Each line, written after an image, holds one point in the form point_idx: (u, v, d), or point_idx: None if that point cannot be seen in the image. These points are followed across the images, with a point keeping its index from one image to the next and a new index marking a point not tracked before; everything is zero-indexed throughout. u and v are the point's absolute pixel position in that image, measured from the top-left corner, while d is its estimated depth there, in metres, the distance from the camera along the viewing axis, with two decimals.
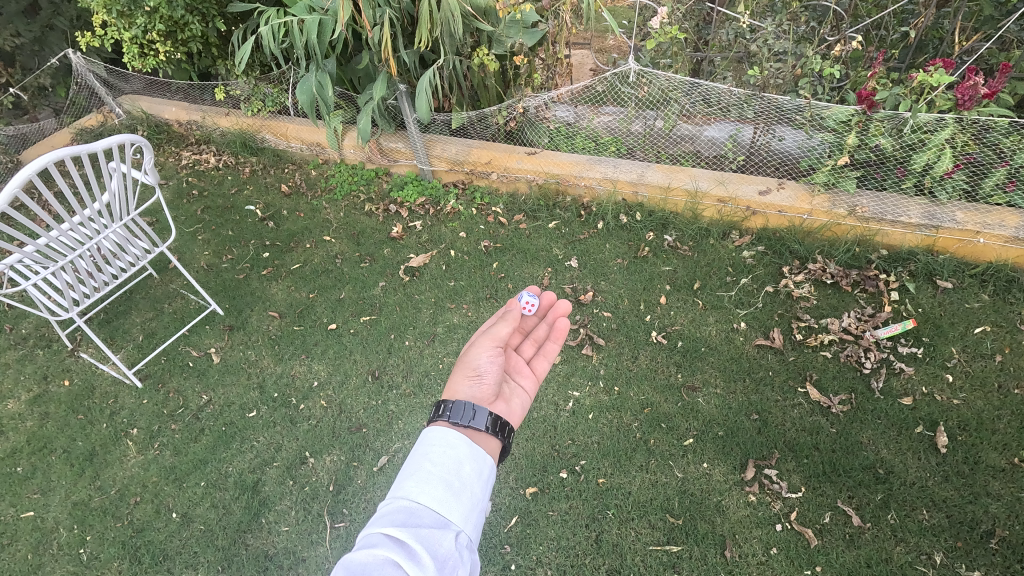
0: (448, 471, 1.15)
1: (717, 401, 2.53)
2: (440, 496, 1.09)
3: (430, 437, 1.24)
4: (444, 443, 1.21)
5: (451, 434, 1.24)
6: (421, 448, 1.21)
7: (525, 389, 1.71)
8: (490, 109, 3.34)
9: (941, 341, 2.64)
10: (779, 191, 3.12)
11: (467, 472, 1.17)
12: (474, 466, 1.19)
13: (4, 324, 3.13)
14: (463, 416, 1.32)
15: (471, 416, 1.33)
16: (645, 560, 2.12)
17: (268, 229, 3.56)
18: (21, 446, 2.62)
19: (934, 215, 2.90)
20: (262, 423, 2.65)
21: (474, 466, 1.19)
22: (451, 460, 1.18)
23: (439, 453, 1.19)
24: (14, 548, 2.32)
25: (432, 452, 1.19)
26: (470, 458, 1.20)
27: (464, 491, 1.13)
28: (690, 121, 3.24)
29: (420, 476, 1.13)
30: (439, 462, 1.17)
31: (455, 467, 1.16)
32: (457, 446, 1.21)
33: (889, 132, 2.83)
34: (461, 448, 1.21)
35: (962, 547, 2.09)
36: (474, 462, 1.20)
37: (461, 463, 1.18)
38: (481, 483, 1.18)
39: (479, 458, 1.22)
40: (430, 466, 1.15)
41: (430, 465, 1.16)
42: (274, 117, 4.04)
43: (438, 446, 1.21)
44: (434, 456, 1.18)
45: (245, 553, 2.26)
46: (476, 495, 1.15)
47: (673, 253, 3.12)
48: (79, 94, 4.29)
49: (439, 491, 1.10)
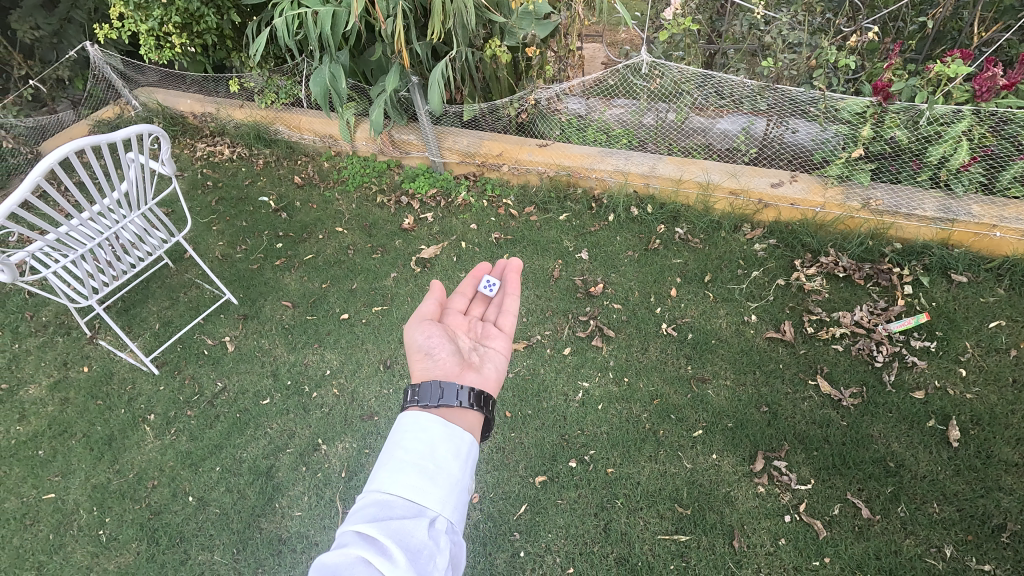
0: (422, 456, 1.14)
1: (726, 393, 2.53)
2: (414, 482, 1.08)
3: (401, 424, 1.22)
4: (417, 428, 1.20)
5: (425, 417, 1.23)
6: (395, 437, 1.20)
7: (496, 350, 1.72)
8: (501, 101, 3.34)
9: (955, 335, 2.62)
10: (792, 184, 3.11)
11: (443, 454, 1.16)
12: (450, 447, 1.18)
13: (25, 311, 3.20)
14: (433, 396, 1.33)
15: (440, 395, 1.34)
16: (653, 548, 2.13)
17: (281, 220, 3.60)
18: (42, 430, 2.69)
19: (950, 208, 2.88)
20: (276, 410, 2.70)
21: (449, 447, 1.18)
22: (426, 444, 1.16)
23: (411, 439, 1.17)
24: (36, 528, 2.38)
25: (405, 439, 1.18)
26: (446, 440, 1.19)
27: (440, 474, 1.12)
28: (702, 114, 3.25)
29: (394, 466, 1.11)
30: (413, 448, 1.15)
31: (429, 451, 1.15)
32: (431, 429, 1.20)
33: (905, 124, 2.80)
34: (435, 430, 1.20)
35: (972, 541, 2.08)
36: (450, 443, 1.19)
37: (435, 446, 1.17)
38: (459, 464, 1.17)
39: (455, 438, 1.21)
40: (403, 454, 1.14)
41: (404, 453, 1.14)
42: (287, 110, 4.08)
43: (411, 432, 1.20)
44: (406, 444, 1.17)
45: (259, 536, 2.31)
46: (454, 476, 1.13)
47: (684, 245, 3.11)
48: (97, 86, 4.35)
49: (414, 478, 1.09)
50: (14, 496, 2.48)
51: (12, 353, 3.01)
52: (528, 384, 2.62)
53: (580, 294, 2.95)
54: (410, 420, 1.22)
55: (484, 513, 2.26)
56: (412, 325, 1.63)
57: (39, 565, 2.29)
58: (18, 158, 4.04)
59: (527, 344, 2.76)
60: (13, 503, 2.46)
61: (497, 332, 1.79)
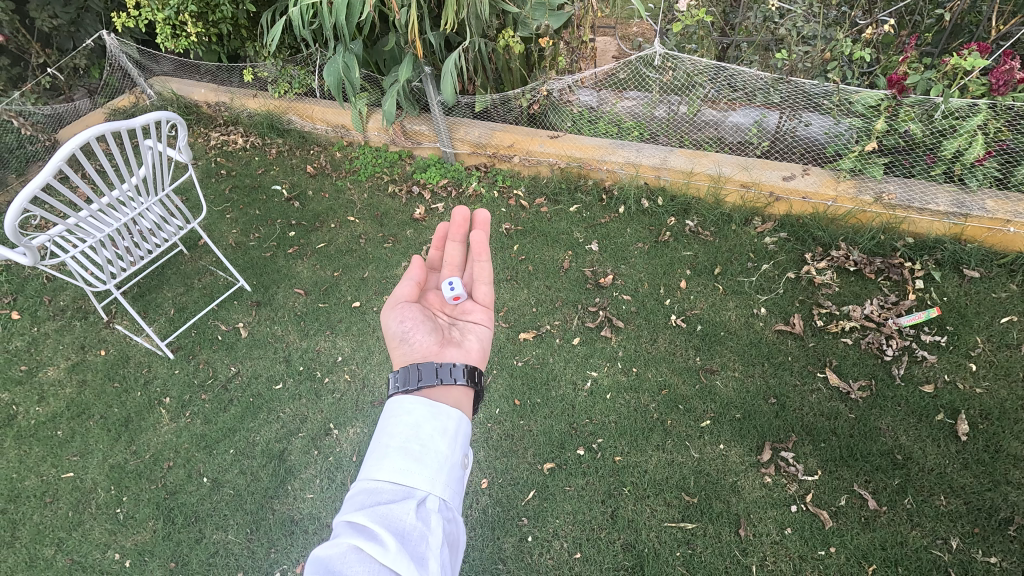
0: (407, 438, 1.13)
1: (735, 384, 2.55)
2: (401, 466, 1.07)
3: (387, 410, 1.21)
4: (402, 411, 1.19)
5: (409, 400, 1.22)
6: (380, 424, 1.18)
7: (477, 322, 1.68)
8: (512, 92, 3.33)
9: (966, 330, 2.61)
10: (804, 177, 3.11)
11: (429, 433, 1.15)
12: (436, 425, 1.17)
13: (43, 296, 3.26)
14: (411, 379, 1.32)
15: (419, 377, 1.33)
16: (660, 535, 2.16)
17: (294, 208, 3.64)
18: (61, 411, 2.75)
19: (963, 203, 2.87)
20: (288, 395, 2.74)
21: (435, 425, 1.16)
22: (411, 426, 1.15)
23: (395, 424, 1.16)
24: (56, 505, 2.44)
25: (390, 424, 1.16)
26: (430, 419, 1.18)
27: (427, 455, 1.10)
28: (715, 107, 3.22)
29: (380, 453, 1.10)
30: (398, 433, 1.14)
31: (414, 432, 1.14)
32: (415, 411, 1.19)
33: (920, 117, 2.78)
34: (419, 411, 1.19)
35: (979, 533, 2.09)
36: (436, 421, 1.18)
37: (420, 426, 1.16)
38: (447, 440, 1.16)
39: (440, 416, 1.19)
40: (389, 439, 1.12)
41: (390, 439, 1.13)
42: (300, 99, 4.11)
43: (395, 416, 1.18)
44: (391, 429, 1.15)
45: (272, 517, 2.36)
46: (442, 453, 1.12)
47: (694, 238, 3.12)
48: (114, 75, 4.39)
49: (400, 461, 1.07)
50: (34, 474, 2.54)
51: (31, 337, 3.07)
52: (536, 373, 2.65)
53: (590, 285, 2.97)
54: (395, 404, 1.21)
55: (493, 498, 2.30)
56: (386, 311, 1.57)
57: (59, 541, 2.35)
58: (36, 146, 4.09)
59: (537, 334, 2.79)
60: (34, 482, 2.52)
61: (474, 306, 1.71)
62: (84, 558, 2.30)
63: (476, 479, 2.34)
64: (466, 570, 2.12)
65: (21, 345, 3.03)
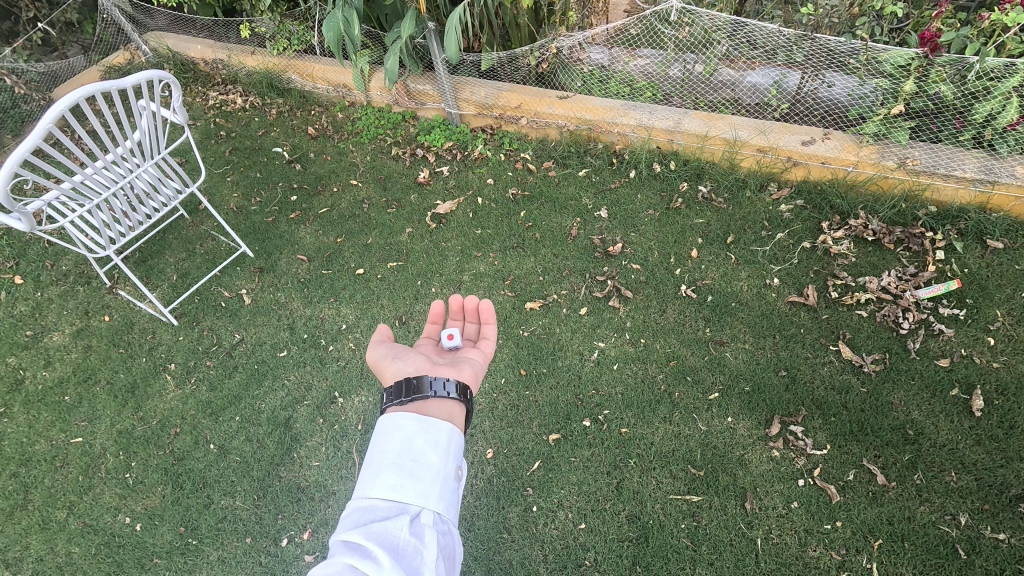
0: (398, 453, 1.11)
1: (745, 356, 2.50)
2: (393, 481, 1.06)
3: (378, 425, 1.20)
4: (391, 426, 1.18)
5: (396, 415, 1.21)
6: (371, 441, 1.17)
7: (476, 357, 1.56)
8: (520, 49, 3.16)
9: (986, 303, 2.54)
10: (824, 142, 2.97)
11: (420, 446, 1.13)
12: (428, 437, 1.16)
13: (45, 260, 3.21)
14: (403, 390, 1.27)
15: (411, 389, 1.27)
16: (665, 507, 2.16)
17: (295, 171, 3.55)
18: (67, 375, 2.75)
19: (992, 169, 2.74)
20: (293, 362, 2.73)
21: (427, 438, 1.15)
22: (402, 440, 1.14)
23: (386, 440, 1.14)
24: (66, 470, 2.47)
25: (379, 440, 1.15)
26: (422, 432, 1.16)
27: (420, 468, 1.09)
28: (732, 66, 3.06)
29: (372, 470, 1.09)
30: (389, 447, 1.13)
31: (405, 446, 1.13)
32: (406, 425, 1.18)
33: (951, 78, 2.64)
34: (410, 425, 1.18)
35: (989, 510, 2.07)
36: (427, 434, 1.17)
37: (412, 440, 1.14)
38: (440, 453, 1.14)
39: (432, 428, 1.18)
40: (380, 455, 1.11)
41: (381, 455, 1.11)
42: (300, 57, 3.96)
43: (385, 433, 1.17)
44: (382, 445, 1.14)
45: (278, 484, 2.38)
46: (436, 466, 1.11)
47: (707, 205, 3.02)
48: (107, 31, 4.23)
49: (392, 477, 1.06)
50: (44, 439, 2.56)
51: (34, 301, 3.04)
52: (543, 343, 2.61)
53: (598, 253, 2.89)
54: (383, 421, 1.20)
55: (498, 468, 2.30)
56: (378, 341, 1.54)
57: (70, 504, 2.38)
58: (31, 105, 3.97)
59: (543, 303, 2.73)
60: (44, 446, 2.54)
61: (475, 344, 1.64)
62: (95, 521, 2.34)
63: (482, 449, 2.34)
64: (471, 539, 2.14)
65: (25, 310, 3.01)
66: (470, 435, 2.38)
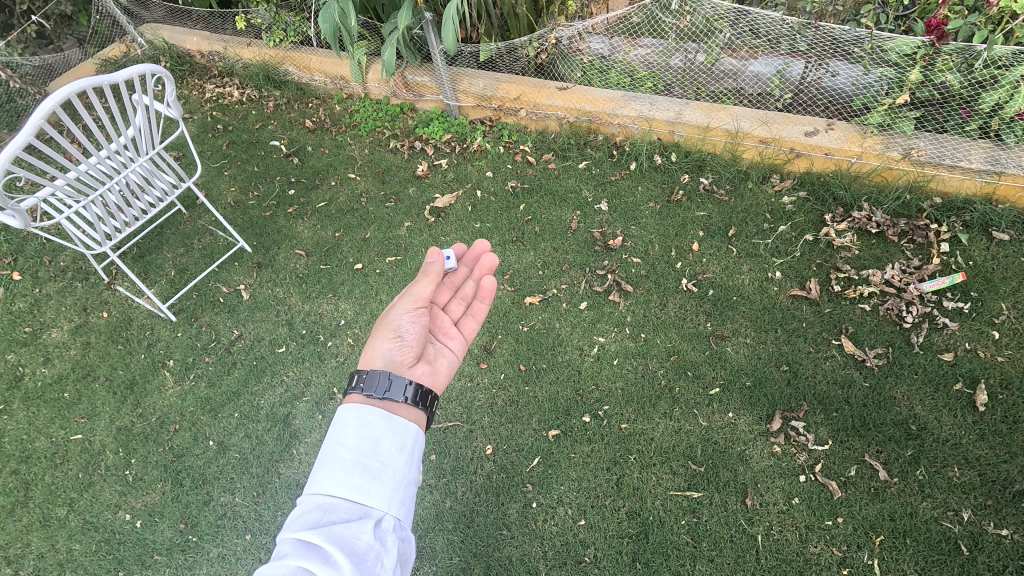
0: (365, 454, 1.18)
1: (746, 350, 2.48)
2: (359, 484, 1.13)
3: (345, 417, 1.27)
4: (358, 423, 1.25)
5: (365, 411, 1.28)
6: (336, 433, 1.23)
7: (451, 351, 1.79)
8: (519, 40, 3.10)
9: (991, 297, 2.51)
10: (828, 132, 2.92)
11: (387, 449, 1.22)
12: (394, 441, 1.24)
13: (43, 256, 3.19)
14: (378, 388, 1.36)
15: (388, 388, 1.37)
16: (665, 503, 2.15)
17: (293, 164, 3.52)
18: (66, 372, 2.74)
19: (998, 160, 2.70)
20: (292, 358, 2.71)
21: (394, 442, 1.24)
22: (368, 440, 1.22)
23: (353, 436, 1.22)
24: (66, 467, 2.47)
25: (345, 435, 1.22)
26: (390, 435, 1.25)
27: (385, 472, 1.17)
28: (734, 55, 3.01)
29: (335, 466, 1.15)
30: (354, 445, 1.20)
31: (372, 447, 1.20)
32: (375, 426, 1.26)
33: (958, 67, 2.59)
34: (378, 426, 1.26)
35: (992, 505, 2.06)
36: (393, 437, 1.25)
37: (380, 442, 1.22)
38: (404, 457, 1.23)
39: (399, 432, 1.27)
40: (346, 453, 1.18)
41: (347, 452, 1.18)
42: (296, 49, 3.90)
43: (353, 429, 1.24)
44: (348, 440, 1.21)
45: (277, 481, 2.37)
46: (399, 471, 1.19)
47: (708, 197, 2.98)
48: (102, 23, 4.18)
49: (358, 479, 1.13)
50: (44, 436, 2.56)
51: (32, 298, 3.03)
52: (543, 338, 2.59)
53: (598, 247, 2.86)
54: (350, 414, 1.27)
55: (498, 464, 2.29)
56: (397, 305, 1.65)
57: (71, 501, 2.38)
58: (27, 100, 3.93)
59: (543, 298, 2.71)
60: (44, 443, 2.54)
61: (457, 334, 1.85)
62: (96, 518, 2.34)
63: (481, 445, 2.33)
64: (470, 536, 2.14)
65: (23, 307, 3.00)
66: (470, 431, 2.37)
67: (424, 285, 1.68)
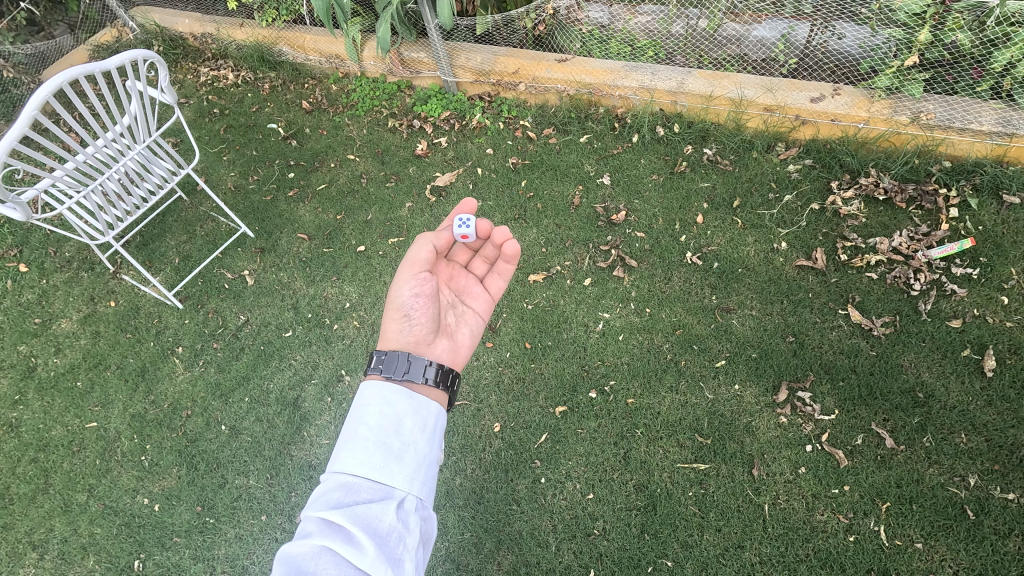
0: (388, 434, 1.20)
1: (752, 323, 2.47)
2: (381, 463, 1.14)
3: (367, 395, 1.28)
4: (381, 401, 1.26)
5: (387, 389, 1.28)
6: (358, 412, 1.24)
7: (476, 314, 1.77)
8: (516, 11, 3.02)
9: (1000, 262, 2.48)
10: (834, 98, 2.84)
11: (408, 428, 1.23)
12: (416, 421, 1.25)
13: (47, 247, 3.20)
14: (397, 370, 1.38)
15: (406, 369, 1.39)
16: (672, 476, 2.17)
17: (291, 147, 3.48)
18: (77, 362, 2.78)
19: (1010, 121, 2.63)
20: (299, 342, 2.73)
21: (416, 421, 1.25)
22: (391, 420, 1.23)
23: (376, 415, 1.23)
24: (83, 454, 2.52)
25: (367, 413, 1.23)
26: (412, 415, 1.25)
27: (407, 452, 1.19)
28: (738, 20, 2.96)
29: (358, 445, 1.16)
30: (376, 425, 1.21)
31: (394, 427, 1.21)
32: (397, 405, 1.26)
33: (969, 25, 2.55)
34: (400, 406, 1.26)
35: (998, 470, 2.07)
36: (415, 417, 1.26)
37: (402, 422, 1.23)
38: (425, 438, 1.25)
39: (420, 411, 1.27)
40: (369, 432, 1.19)
41: (369, 431, 1.19)
42: (290, 28, 3.84)
43: (374, 407, 1.24)
44: (370, 420, 1.22)
45: (290, 462, 2.42)
46: (421, 452, 1.21)
47: (712, 168, 2.93)
48: (92, 7, 4.11)
49: (380, 458, 1.15)
50: (60, 424, 2.61)
51: (40, 289, 3.05)
52: (547, 315, 2.59)
53: (601, 222, 2.84)
54: (373, 392, 1.28)
55: (506, 441, 2.31)
56: (399, 278, 1.62)
57: (90, 487, 2.44)
58: (21, 89, 3.89)
59: (547, 276, 2.69)
60: (60, 432, 2.59)
61: (482, 294, 1.81)
62: (115, 503, 2.39)
63: (489, 423, 2.35)
64: (480, 510, 2.18)
65: (32, 298, 3.02)
66: (477, 410, 2.39)
67: (421, 248, 1.67)
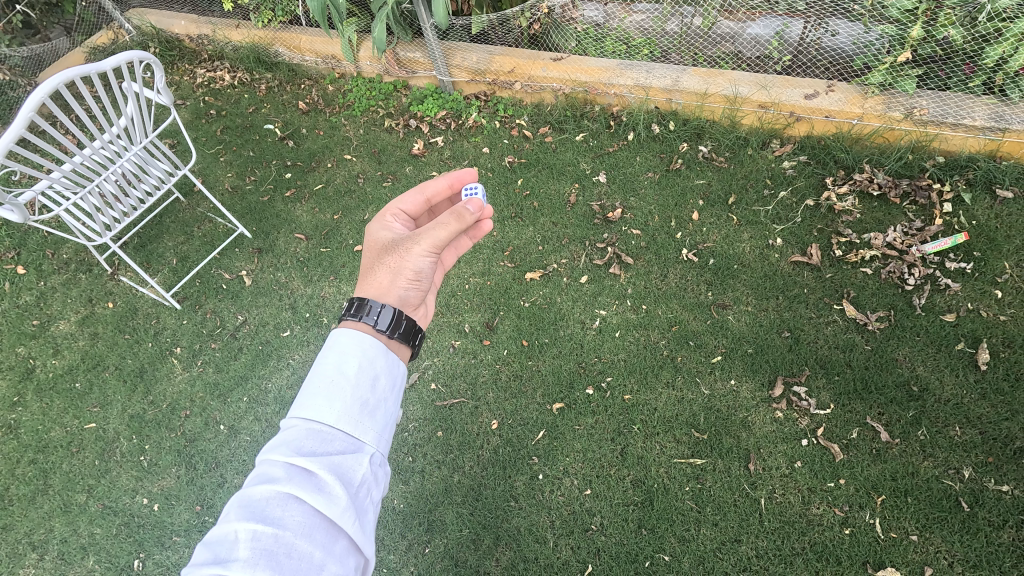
0: (363, 387, 1.14)
1: (748, 318, 2.48)
2: (354, 417, 1.09)
3: (344, 342, 1.20)
4: (359, 351, 1.19)
5: (366, 340, 1.22)
6: (333, 357, 1.17)
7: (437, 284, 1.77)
8: (511, 11, 3.06)
9: (994, 256, 2.49)
10: (828, 94, 2.86)
11: (383, 385, 1.18)
12: (390, 379, 1.20)
13: (46, 248, 3.20)
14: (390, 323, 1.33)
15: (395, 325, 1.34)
16: (669, 471, 2.18)
17: (288, 148, 3.49)
18: (76, 363, 2.78)
19: (1003, 116, 2.64)
20: (296, 342, 2.74)
21: (390, 379, 1.20)
22: (367, 373, 1.17)
23: (353, 365, 1.16)
24: (82, 455, 2.53)
25: (344, 361, 1.16)
26: (387, 371, 1.20)
27: (380, 408, 1.14)
28: (732, 17, 2.97)
29: (330, 394, 1.10)
30: (352, 375, 1.15)
31: (370, 382, 1.16)
32: (373, 358, 1.20)
33: (961, 21, 2.56)
34: (376, 360, 1.20)
35: (992, 462, 2.09)
36: (389, 375, 1.21)
37: (378, 377, 1.18)
38: (395, 394, 1.20)
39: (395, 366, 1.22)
40: (344, 381, 1.13)
41: (344, 381, 1.13)
42: (285, 29, 3.84)
43: (350, 357, 1.18)
44: (346, 369, 1.15)
45: None
46: (394, 408, 1.17)
47: (708, 165, 2.95)
48: (88, 10, 4.12)
49: (354, 412, 1.10)
50: (58, 426, 2.61)
51: (38, 291, 3.05)
52: (544, 312, 2.60)
53: (597, 220, 2.85)
54: (352, 340, 1.21)
55: (504, 438, 2.32)
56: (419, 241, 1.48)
57: (89, 487, 2.45)
58: (18, 92, 3.90)
59: (544, 274, 2.70)
60: (59, 433, 2.59)
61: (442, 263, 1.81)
62: (115, 503, 2.40)
63: (487, 420, 2.36)
64: (478, 506, 2.19)
65: (30, 300, 3.02)
66: (475, 407, 2.40)
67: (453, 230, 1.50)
